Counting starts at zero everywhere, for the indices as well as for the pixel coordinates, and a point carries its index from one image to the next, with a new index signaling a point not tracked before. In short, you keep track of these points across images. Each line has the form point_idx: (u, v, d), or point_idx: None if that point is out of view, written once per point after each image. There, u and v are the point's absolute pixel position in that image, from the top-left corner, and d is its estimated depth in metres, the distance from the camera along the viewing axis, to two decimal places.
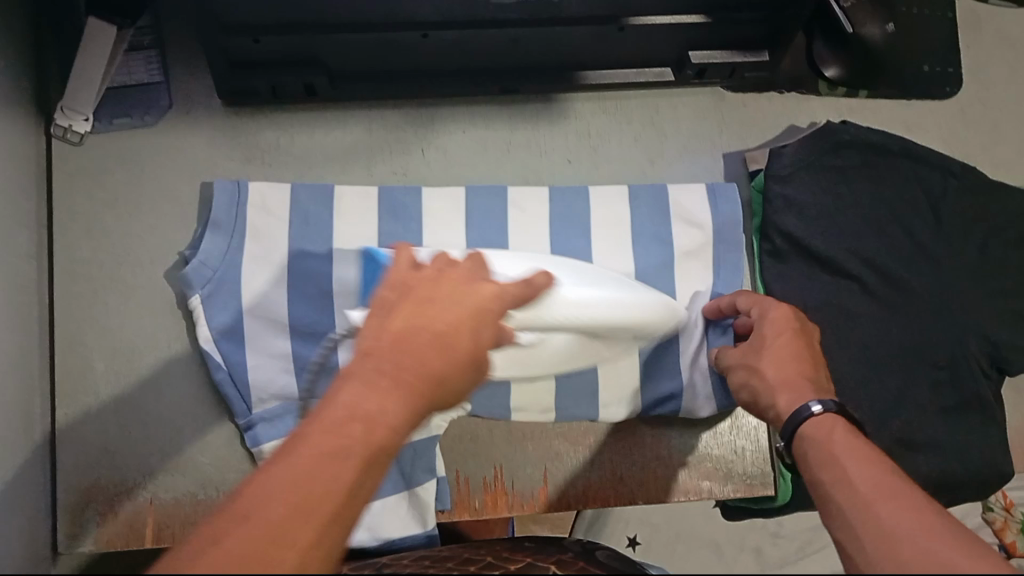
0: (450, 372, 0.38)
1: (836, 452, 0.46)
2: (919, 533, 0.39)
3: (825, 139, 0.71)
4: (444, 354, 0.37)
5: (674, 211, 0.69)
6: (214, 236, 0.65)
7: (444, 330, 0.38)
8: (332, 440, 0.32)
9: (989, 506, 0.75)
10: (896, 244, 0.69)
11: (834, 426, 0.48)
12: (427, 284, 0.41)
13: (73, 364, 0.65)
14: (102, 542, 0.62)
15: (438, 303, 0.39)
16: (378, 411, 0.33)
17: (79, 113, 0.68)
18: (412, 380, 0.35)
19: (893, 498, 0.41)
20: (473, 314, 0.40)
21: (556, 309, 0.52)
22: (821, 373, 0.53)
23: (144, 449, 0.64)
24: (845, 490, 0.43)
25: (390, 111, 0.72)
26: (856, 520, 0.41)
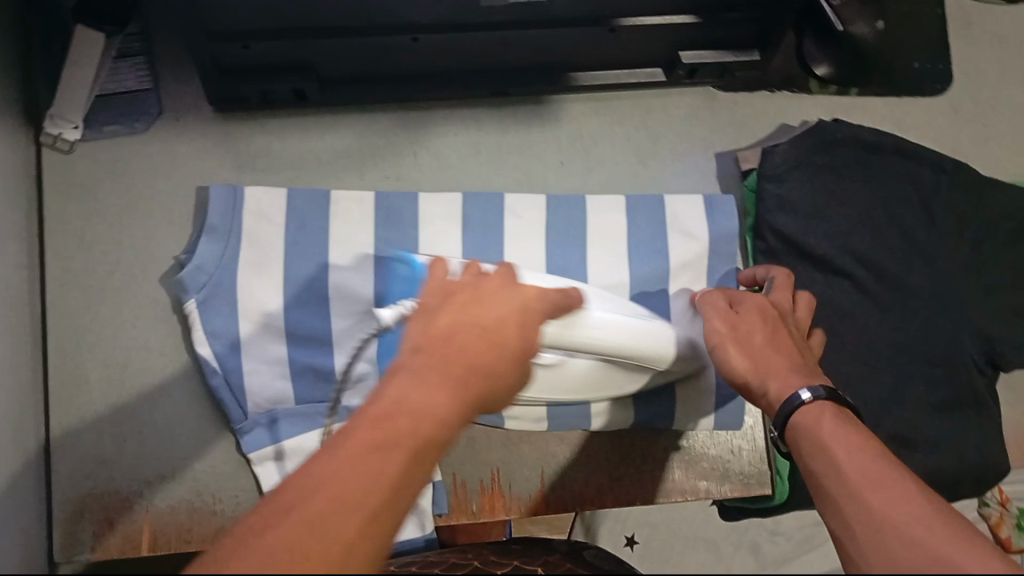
0: (501, 370, 0.38)
1: (827, 439, 0.46)
2: (913, 527, 0.39)
3: (815, 137, 0.71)
4: (491, 357, 0.38)
5: (670, 219, 0.69)
6: (210, 241, 0.64)
7: (493, 337, 0.39)
8: (389, 434, 0.31)
9: (985, 501, 0.76)
10: (890, 242, 0.69)
11: (825, 411, 0.48)
12: (468, 287, 0.41)
13: (68, 374, 0.64)
14: (99, 552, 0.62)
15: (488, 308, 0.40)
16: (425, 404, 0.33)
17: (69, 120, 0.67)
18: (462, 381, 0.35)
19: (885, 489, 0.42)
20: (518, 321, 0.41)
21: (586, 327, 0.52)
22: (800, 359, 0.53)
23: (139, 458, 0.63)
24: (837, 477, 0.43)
25: (381, 116, 0.72)
26: (849, 506, 0.42)
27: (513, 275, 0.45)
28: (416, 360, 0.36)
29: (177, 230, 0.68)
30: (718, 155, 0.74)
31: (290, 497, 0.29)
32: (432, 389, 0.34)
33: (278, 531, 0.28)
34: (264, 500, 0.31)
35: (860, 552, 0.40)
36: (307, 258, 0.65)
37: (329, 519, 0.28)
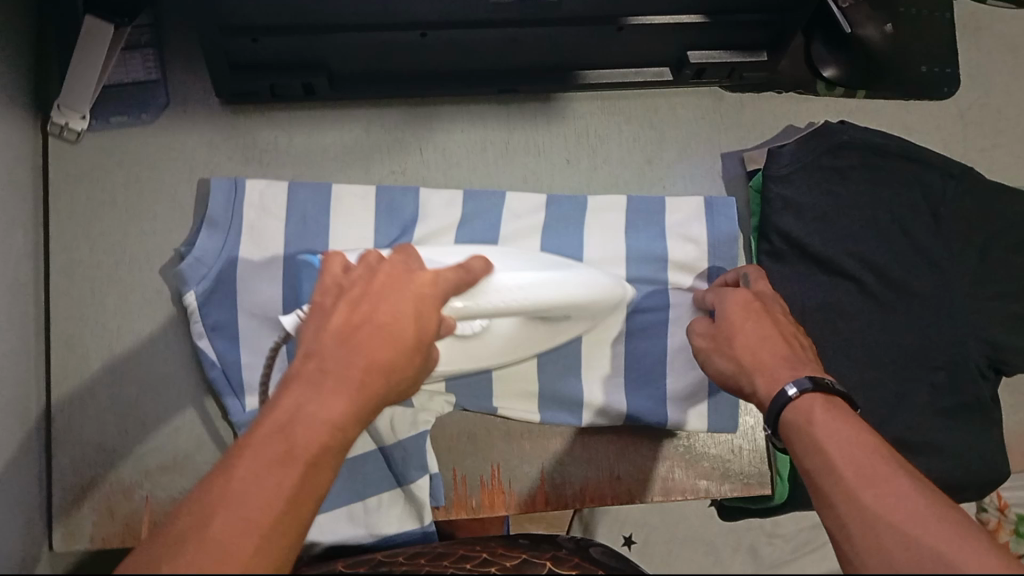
0: (400, 365, 0.43)
1: (819, 432, 0.46)
2: (906, 523, 0.39)
3: (824, 140, 0.71)
4: (388, 356, 0.42)
5: (670, 229, 0.69)
6: (210, 234, 0.65)
7: (394, 337, 0.43)
8: (295, 447, 0.37)
9: (984, 507, 0.78)
10: (895, 245, 0.69)
11: (819, 405, 0.48)
12: (360, 282, 0.46)
13: (71, 363, 0.65)
14: (99, 540, 0.62)
15: (389, 308, 0.44)
16: (325, 413, 0.38)
17: (77, 111, 0.67)
18: (364, 385, 0.40)
19: (880, 479, 0.42)
20: (415, 316, 0.45)
21: (492, 295, 0.56)
22: (791, 354, 0.53)
23: (140, 447, 0.64)
24: (831, 467, 0.43)
25: (389, 111, 0.72)
26: (843, 495, 0.42)
27: (406, 262, 0.49)
28: (313, 364, 0.41)
29: (182, 221, 0.68)
30: (724, 155, 0.74)
31: (210, 502, 0.35)
32: (330, 399, 0.39)
33: (185, 552, 0.33)
34: (173, 519, 0.36)
35: (853, 547, 0.40)
36: (312, 254, 0.65)
37: (248, 520, 0.34)
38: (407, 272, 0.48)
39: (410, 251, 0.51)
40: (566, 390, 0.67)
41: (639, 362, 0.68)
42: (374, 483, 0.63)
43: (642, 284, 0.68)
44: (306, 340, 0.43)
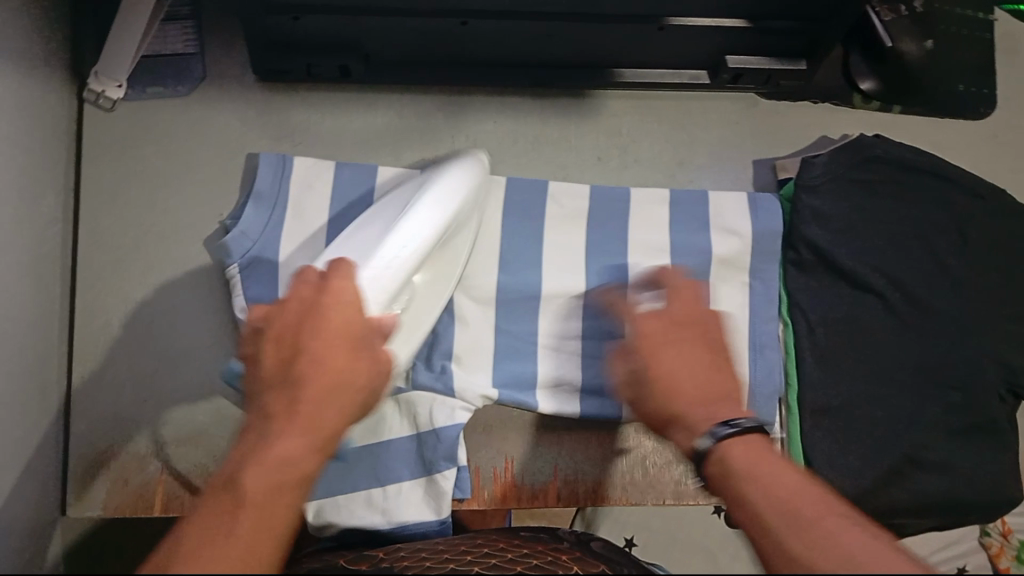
0: (349, 391, 0.40)
1: (699, 418, 0.48)
2: (819, 527, 0.37)
3: (858, 153, 0.70)
4: (332, 378, 0.40)
5: (714, 220, 0.70)
6: (256, 209, 0.65)
7: (333, 362, 0.40)
8: (263, 501, 0.35)
9: (987, 531, 0.76)
10: (923, 264, 0.68)
11: (662, 387, 0.50)
12: (285, 325, 0.42)
13: (94, 329, 0.65)
14: (111, 508, 0.62)
15: (327, 327, 0.42)
16: (281, 456, 0.36)
17: (113, 78, 0.67)
18: (308, 417, 0.38)
19: (769, 456, 0.44)
20: (357, 333, 0.43)
21: (373, 266, 0.52)
22: (680, 314, 0.55)
23: (157, 419, 0.64)
24: (720, 443, 0.45)
25: (421, 98, 0.72)
26: (731, 472, 0.44)
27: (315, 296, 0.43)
28: (264, 411, 0.39)
29: (212, 196, 0.68)
30: (755, 162, 0.74)
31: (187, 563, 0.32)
32: (284, 442, 0.37)
33: None
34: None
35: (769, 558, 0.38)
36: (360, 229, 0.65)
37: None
38: (344, 278, 0.44)
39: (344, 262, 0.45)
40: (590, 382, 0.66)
41: None
42: (394, 471, 0.64)
43: None
44: (248, 392, 0.42)
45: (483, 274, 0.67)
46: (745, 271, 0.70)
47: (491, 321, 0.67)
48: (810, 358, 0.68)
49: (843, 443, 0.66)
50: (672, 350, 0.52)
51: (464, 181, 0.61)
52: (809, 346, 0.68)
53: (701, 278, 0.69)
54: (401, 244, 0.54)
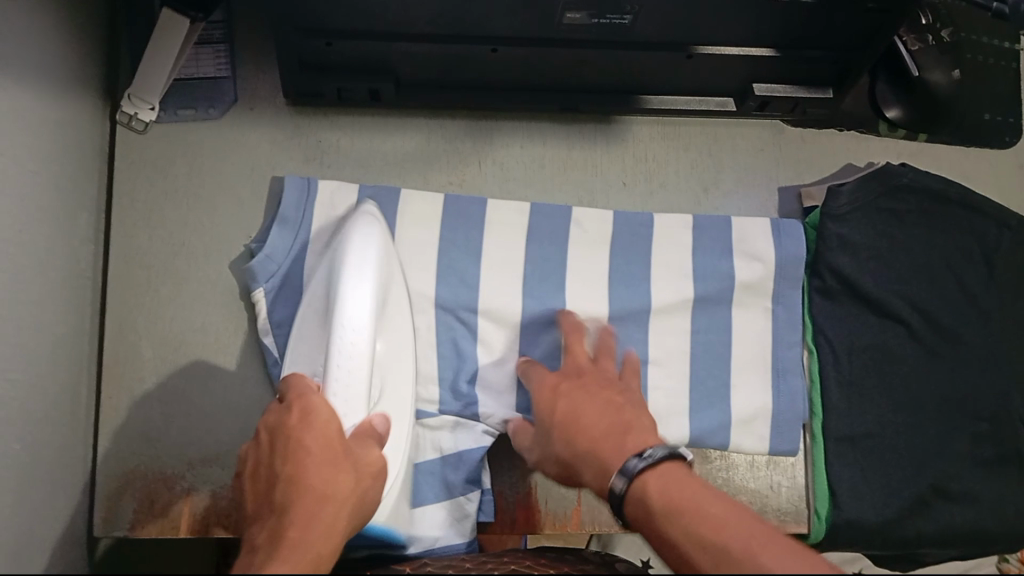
0: (334, 516, 0.40)
1: (591, 451, 0.52)
2: (741, 542, 0.40)
3: (884, 181, 0.70)
4: (324, 497, 0.41)
5: (737, 245, 0.70)
6: (280, 232, 0.65)
7: (323, 483, 0.41)
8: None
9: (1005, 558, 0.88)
10: (949, 295, 0.69)
11: (563, 429, 0.55)
12: (267, 447, 0.45)
13: (123, 350, 0.65)
14: (138, 529, 0.62)
15: (311, 452, 0.43)
16: (268, 571, 0.35)
17: (147, 101, 0.68)
18: (298, 541, 0.37)
19: (687, 480, 0.46)
20: (341, 453, 0.44)
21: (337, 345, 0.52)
22: (577, 365, 0.60)
23: (184, 440, 0.64)
24: (633, 479, 0.48)
25: (449, 121, 0.73)
26: (650, 504, 0.46)
27: (287, 414, 0.46)
28: (260, 528, 0.40)
29: (241, 218, 0.68)
30: (781, 190, 0.74)
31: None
32: (277, 558, 0.36)
33: None
34: None
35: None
36: None
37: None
38: (309, 397, 0.47)
39: (298, 378, 0.49)
40: None
41: (682, 391, 0.68)
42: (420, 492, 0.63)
43: (702, 307, 0.69)
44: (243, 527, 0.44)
45: (509, 300, 0.67)
46: (769, 296, 0.70)
47: (513, 347, 0.67)
48: (835, 385, 0.69)
49: (868, 469, 0.67)
50: (571, 398, 0.56)
51: (376, 236, 0.59)
52: (834, 373, 0.69)
53: (726, 303, 0.70)
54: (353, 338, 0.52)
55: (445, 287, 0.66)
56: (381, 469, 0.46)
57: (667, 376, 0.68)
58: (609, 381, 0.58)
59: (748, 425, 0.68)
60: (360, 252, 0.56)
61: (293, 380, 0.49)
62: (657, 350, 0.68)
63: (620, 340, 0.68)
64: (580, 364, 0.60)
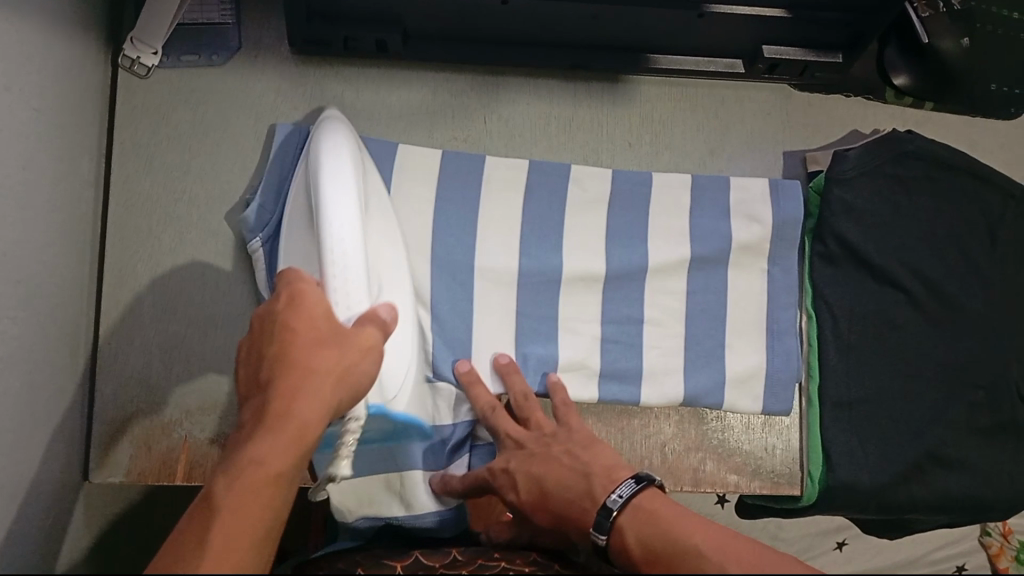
0: (322, 391, 0.42)
1: (573, 509, 0.54)
2: (693, 536, 0.45)
3: (891, 147, 0.70)
4: (309, 370, 0.42)
5: (740, 207, 0.70)
6: (270, 178, 0.65)
7: (308, 363, 0.43)
8: (225, 523, 0.36)
9: (988, 532, 0.94)
10: (950, 263, 0.70)
11: (535, 501, 0.56)
12: (262, 324, 0.46)
13: (122, 295, 0.65)
14: (134, 475, 0.63)
15: (297, 338, 0.44)
16: (252, 460, 0.39)
17: (149, 46, 0.67)
18: (279, 424, 0.40)
19: (655, 512, 0.49)
20: (329, 332, 0.44)
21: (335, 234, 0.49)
22: (512, 439, 0.60)
23: (183, 386, 0.64)
24: (612, 527, 0.50)
25: (456, 76, 0.72)
26: (632, 549, 0.48)
27: (281, 291, 0.46)
28: (251, 414, 0.42)
29: (244, 167, 0.68)
30: (785, 154, 0.74)
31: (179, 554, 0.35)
32: (261, 440, 0.40)
33: None
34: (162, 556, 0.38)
35: None
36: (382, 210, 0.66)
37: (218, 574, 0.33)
38: (301, 286, 0.45)
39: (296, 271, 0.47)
40: (625, 365, 0.67)
41: (678, 350, 0.68)
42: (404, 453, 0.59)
43: (703, 268, 0.69)
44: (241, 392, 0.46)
45: (510, 258, 0.67)
46: (767, 258, 0.70)
47: (512, 306, 0.67)
48: (834, 351, 0.69)
49: (863, 433, 0.68)
50: (533, 466, 0.58)
51: (345, 134, 0.56)
52: (833, 339, 0.69)
53: (724, 265, 0.70)
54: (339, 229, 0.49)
55: (443, 247, 0.66)
56: (379, 345, 0.46)
57: (667, 337, 0.68)
58: (551, 436, 0.60)
59: (744, 386, 0.68)
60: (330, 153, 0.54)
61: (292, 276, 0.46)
62: (658, 310, 0.68)
63: (618, 300, 0.68)
64: (516, 433, 0.61)
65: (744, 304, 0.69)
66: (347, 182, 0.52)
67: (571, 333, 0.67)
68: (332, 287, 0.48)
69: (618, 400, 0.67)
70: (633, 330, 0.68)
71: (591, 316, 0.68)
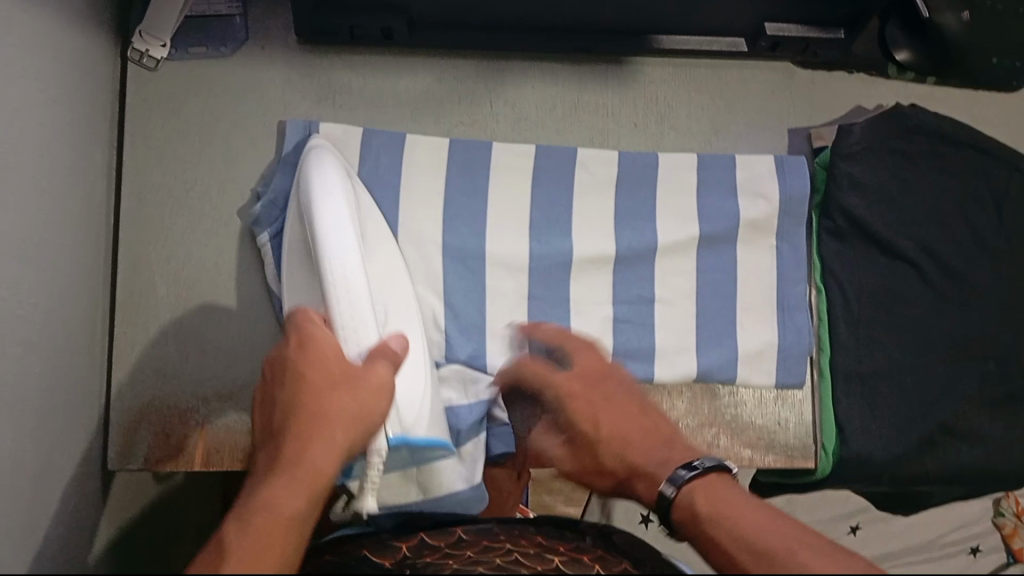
0: (332, 433, 0.42)
1: (646, 464, 0.52)
2: (765, 511, 0.44)
3: (894, 120, 0.71)
4: (320, 416, 0.42)
5: (746, 184, 0.71)
6: (283, 174, 0.66)
7: (319, 405, 0.43)
8: (250, 535, 0.35)
9: (1001, 513, 0.94)
10: (956, 235, 0.70)
11: (592, 461, 0.55)
12: (278, 386, 0.46)
13: (138, 285, 0.66)
14: (152, 461, 0.63)
15: (310, 385, 0.44)
16: (268, 498, 0.38)
17: (158, 39, 0.68)
18: (293, 460, 0.40)
19: (728, 489, 0.47)
20: (341, 375, 0.45)
21: (335, 267, 0.50)
22: (596, 378, 0.60)
23: (199, 375, 0.65)
24: (683, 487, 0.48)
25: (461, 62, 0.72)
26: (698, 509, 0.46)
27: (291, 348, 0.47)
28: (263, 469, 0.42)
29: (256, 157, 0.68)
30: (791, 131, 0.74)
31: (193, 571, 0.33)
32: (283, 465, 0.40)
33: None
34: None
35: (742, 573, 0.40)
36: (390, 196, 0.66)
37: None
38: (304, 329, 0.47)
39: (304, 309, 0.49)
40: (637, 344, 0.67)
41: (689, 329, 0.69)
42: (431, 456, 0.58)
43: (711, 244, 0.70)
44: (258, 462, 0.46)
45: (520, 242, 0.68)
46: (773, 234, 0.71)
47: (523, 289, 0.67)
48: (844, 326, 0.69)
49: (877, 406, 0.68)
50: (616, 413, 0.56)
51: (334, 161, 0.59)
52: (843, 313, 0.70)
53: (732, 242, 0.70)
54: (341, 264, 0.51)
55: (453, 233, 0.67)
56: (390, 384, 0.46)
57: (677, 315, 0.69)
58: (636, 397, 0.58)
59: (754, 361, 0.69)
60: (322, 179, 0.56)
61: (302, 322, 0.48)
62: (667, 288, 0.69)
63: (628, 280, 0.69)
64: (600, 376, 0.60)
65: (752, 280, 0.70)
66: (341, 216, 0.53)
67: (582, 314, 0.68)
68: (339, 324, 0.49)
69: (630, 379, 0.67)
70: (644, 309, 0.68)
71: (601, 297, 0.68)
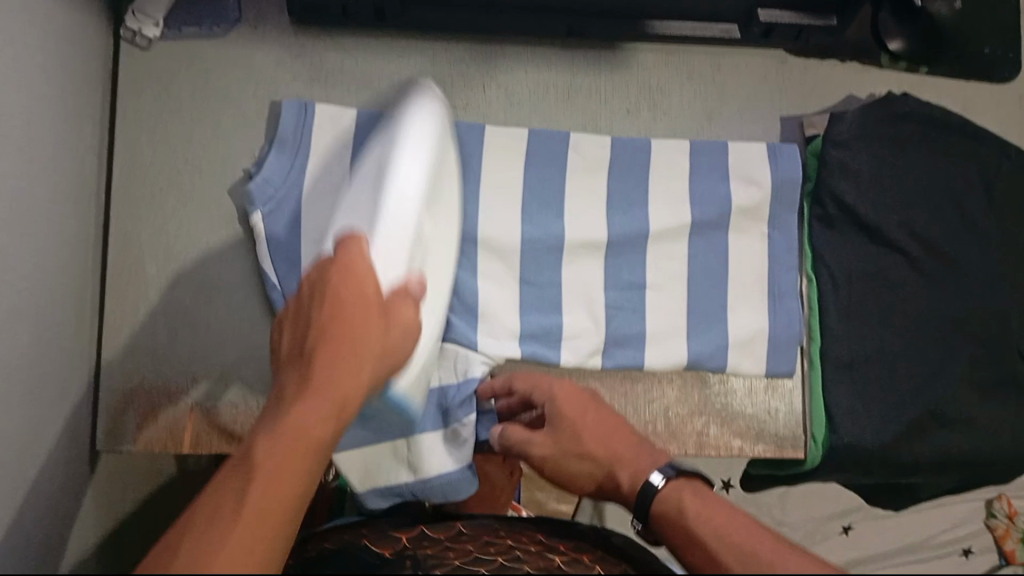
0: (361, 371, 0.41)
1: (636, 462, 0.53)
2: (746, 521, 0.46)
3: (886, 109, 0.71)
4: (353, 350, 0.41)
5: (737, 170, 0.70)
6: (278, 155, 0.65)
7: (354, 338, 0.42)
8: (270, 484, 0.37)
9: (994, 514, 0.93)
10: (947, 221, 0.70)
11: (572, 450, 0.54)
12: (308, 293, 0.44)
13: (128, 265, 0.65)
14: (143, 444, 0.63)
15: (346, 311, 0.42)
16: (295, 432, 0.39)
17: (150, 16, 0.67)
18: (321, 391, 0.40)
19: (710, 496, 0.49)
20: (376, 302, 0.43)
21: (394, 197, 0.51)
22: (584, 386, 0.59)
23: (188, 354, 0.65)
24: (671, 483, 0.50)
25: (454, 45, 0.72)
26: (684, 505, 0.48)
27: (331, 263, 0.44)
28: (290, 381, 0.42)
29: (248, 138, 0.68)
30: (784, 119, 0.74)
31: (213, 529, 0.35)
32: (298, 417, 0.39)
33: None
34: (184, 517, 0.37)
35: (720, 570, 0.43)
36: None
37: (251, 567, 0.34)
38: (350, 252, 0.44)
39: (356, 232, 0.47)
40: (626, 329, 0.68)
41: (679, 313, 0.68)
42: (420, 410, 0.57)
43: (703, 229, 0.70)
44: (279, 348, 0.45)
45: (512, 225, 0.67)
46: (765, 220, 0.70)
47: (514, 272, 0.67)
48: (836, 316, 0.69)
49: (866, 393, 0.68)
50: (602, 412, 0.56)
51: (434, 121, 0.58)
52: (833, 300, 0.70)
53: (724, 228, 0.70)
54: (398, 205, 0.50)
55: None
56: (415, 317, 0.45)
57: (667, 299, 0.69)
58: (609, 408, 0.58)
59: (745, 346, 0.68)
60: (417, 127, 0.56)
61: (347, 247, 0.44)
62: (658, 273, 0.69)
63: (619, 264, 0.69)
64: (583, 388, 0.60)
65: (744, 266, 0.70)
66: (416, 161, 0.54)
67: (573, 297, 0.68)
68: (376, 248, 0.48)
69: (620, 364, 0.67)
70: (634, 294, 0.68)
71: (592, 281, 0.68)
